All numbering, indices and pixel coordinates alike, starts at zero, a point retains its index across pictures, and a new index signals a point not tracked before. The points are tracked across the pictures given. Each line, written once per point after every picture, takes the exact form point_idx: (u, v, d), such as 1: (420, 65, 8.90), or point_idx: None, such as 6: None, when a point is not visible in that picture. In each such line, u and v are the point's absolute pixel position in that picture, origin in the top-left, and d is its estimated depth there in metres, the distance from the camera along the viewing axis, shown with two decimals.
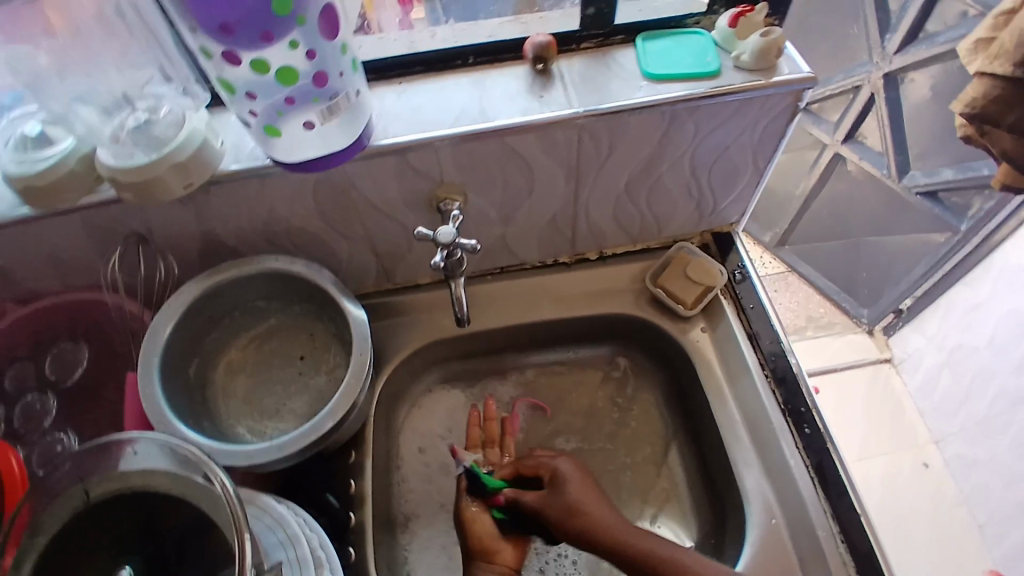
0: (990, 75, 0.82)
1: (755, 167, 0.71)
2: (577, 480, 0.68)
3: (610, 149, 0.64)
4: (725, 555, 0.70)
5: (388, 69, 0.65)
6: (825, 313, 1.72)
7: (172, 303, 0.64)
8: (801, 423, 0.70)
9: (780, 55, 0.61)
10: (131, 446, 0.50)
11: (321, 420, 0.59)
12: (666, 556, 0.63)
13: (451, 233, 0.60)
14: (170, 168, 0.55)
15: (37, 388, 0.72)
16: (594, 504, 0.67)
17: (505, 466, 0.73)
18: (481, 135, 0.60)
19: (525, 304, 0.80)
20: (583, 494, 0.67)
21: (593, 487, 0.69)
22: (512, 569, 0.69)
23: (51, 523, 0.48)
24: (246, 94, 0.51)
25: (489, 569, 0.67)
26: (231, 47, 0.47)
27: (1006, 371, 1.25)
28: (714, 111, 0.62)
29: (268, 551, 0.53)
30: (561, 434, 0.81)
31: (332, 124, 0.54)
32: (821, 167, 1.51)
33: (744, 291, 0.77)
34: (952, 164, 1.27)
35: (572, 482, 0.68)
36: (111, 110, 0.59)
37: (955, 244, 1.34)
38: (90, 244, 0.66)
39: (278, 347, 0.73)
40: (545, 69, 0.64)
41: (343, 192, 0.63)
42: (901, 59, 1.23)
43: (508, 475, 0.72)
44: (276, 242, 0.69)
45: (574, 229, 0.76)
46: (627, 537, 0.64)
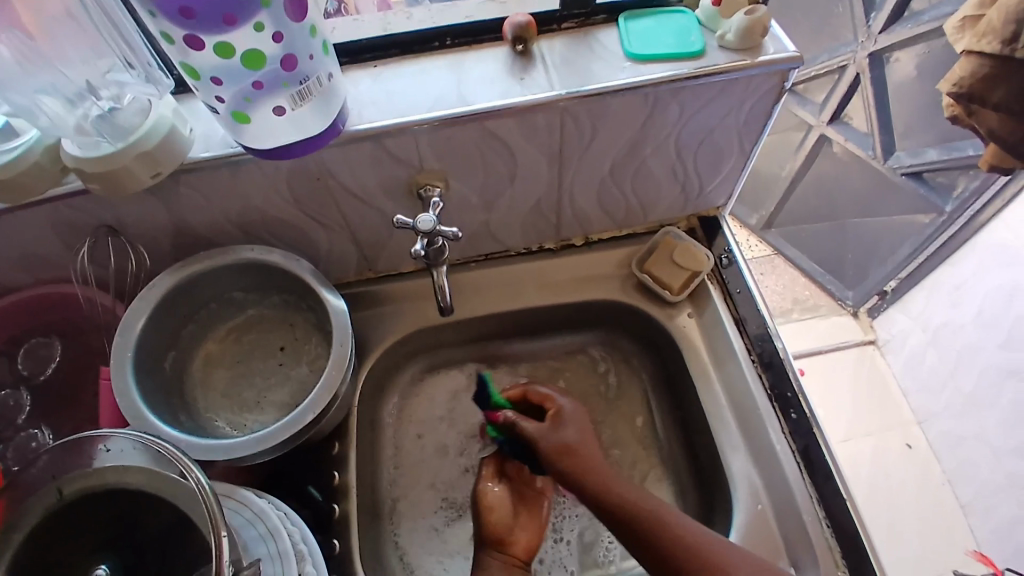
0: (977, 53, 0.81)
1: (741, 149, 0.70)
2: (576, 420, 0.66)
3: (593, 133, 0.63)
4: None
5: (362, 52, 0.63)
6: (811, 295, 1.73)
7: (144, 296, 0.62)
8: (787, 409, 0.69)
9: (765, 33, 0.60)
10: (104, 444, 0.49)
11: (301, 413, 0.58)
12: (648, 507, 0.59)
13: (431, 221, 0.59)
14: (137, 157, 0.53)
15: (9, 385, 0.71)
16: (594, 452, 0.64)
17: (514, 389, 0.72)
18: (460, 119, 0.58)
19: (510, 291, 0.79)
20: (586, 439, 0.65)
21: (592, 432, 0.66)
22: (521, 561, 0.67)
23: (27, 522, 0.47)
24: (212, 81, 0.49)
25: (497, 556, 0.66)
26: (193, 30, 0.45)
27: (990, 349, 1.26)
28: (698, 92, 0.61)
29: (248, 547, 0.52)
30: None
31: (304, 109, 0.52)
32: (807, 149, 1.51)
33: (730, 276, 0.77)
34: (935, 144, 1.27)
35: (571, 420, 0.66)
36: (76, 101, 0.55)
37: (938, 227, 1.35)
38: (57, 237, 0.63)
39: (258, 339, 0.71)
40: (525, 50, 0.62)
41: (319, 179, 0.61)
42: (887, 38, 1.22)
43: (513, 396, 0.70)
44: (251, 233, 0.68)
45: (558, 214, 0.74)
46: (615, 481, 0.61)
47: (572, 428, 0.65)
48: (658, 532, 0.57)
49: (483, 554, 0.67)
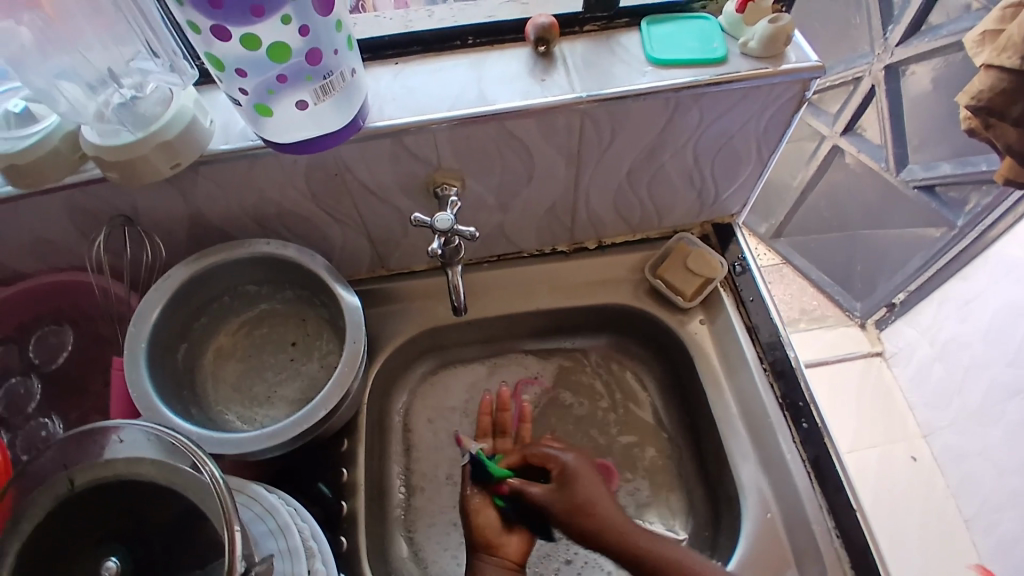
0: (998, 66, 0.81)
1: (759, 157, 0.70)
2: (586, 474, 0.68)
3: (612, 137, 0.63)
4: (720, 547, 0.70)
5: (384, 48, 0.63)
6: (819, 305, 1.72)
7: (160, 286, 0.62)
8: (799, 419, 0.69)
9: (788, 42, 0.60)
10: (117, 434, 0.49)
11: (313, 409, 0.58)
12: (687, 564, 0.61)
13: (450, 219, 0.59)
14: (156, 146, 0.53)
15: (20, 371, 0.71)
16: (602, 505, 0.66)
17: (510, 453, 0.72)
18: (481, 118, 0.58)
19: (522, 293, 0.79)
20: (596, 493, 0.66)
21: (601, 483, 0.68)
22: (516, 564, 0.67)
23: (34, 513, 0.47)
24: (236, 72, 0.49)
25: (491, 562, 0.66)
26: (220, 21, 0.45)
27: (998, 366, 1.25)
28: (719, 99, 0.60)
29: (258, 541, 0.52)
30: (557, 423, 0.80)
31: (326, 103, 0.52)
32: (819, 159, 1.50)
33: (743, 283, 0.76)
34: (948, 159, 1.26)
35: (581, 476, 0.67)
36: (96, 87, 0.55)
37: (950, 240, 1.34)
38: (73, 225, 0.64)
39: (269, 333, 0.71)
40: (547, 51, 0.62)
41: (337, 174, 0.61)
42: (904, 50, 1.22)
43: (514, 463, 0.70)
44: (267, 226, 0.68)
45: (573, 217, 0.74)
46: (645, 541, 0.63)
47: (581, 489, 0.66)
48: None
49: (476, 559, 0.67)
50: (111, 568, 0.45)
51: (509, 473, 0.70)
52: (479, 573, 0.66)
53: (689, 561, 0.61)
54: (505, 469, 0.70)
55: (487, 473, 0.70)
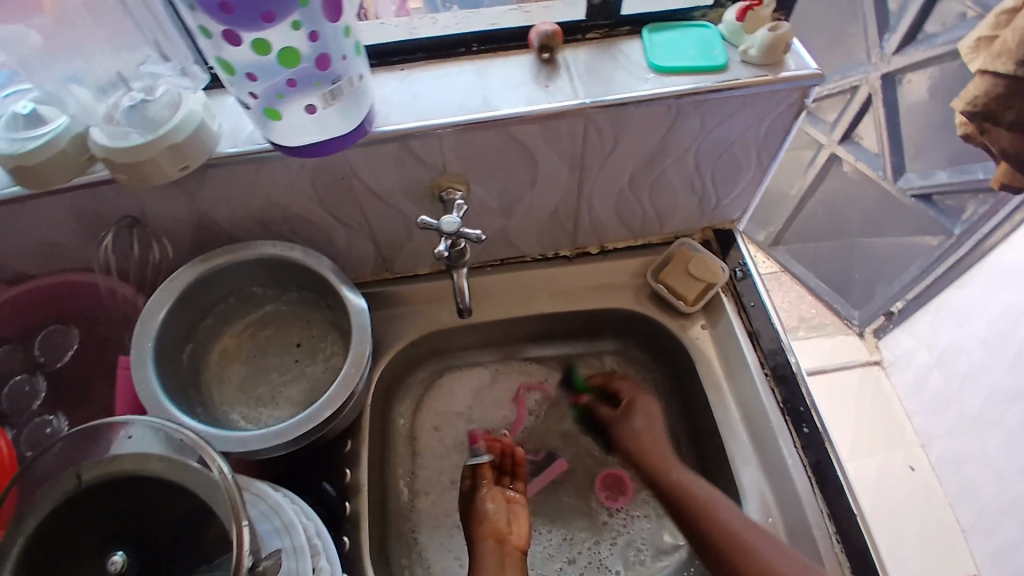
0: (992, 73, 0.83)
1: (758, 163, 0.71)
2: (649, 417, 0.76)
3: (615, 142, 0.64)
4: None
5: (391, 54, 0.64)
6: (817, 313, 1.73)
7: (166, 287, 0.62)
8: (800, 423, 0.70)
9: (788, 50, 0.61)
10: (125, 431, 0.49)
11: (318, 410, 0.58)
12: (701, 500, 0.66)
13: (456, 222, 0.59)
14: (166, 148, 0.54)
15: (25, 371, 0.71)
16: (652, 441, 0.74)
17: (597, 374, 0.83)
18: (486, 123, 0.59)
19: (525, 297, 0.80)
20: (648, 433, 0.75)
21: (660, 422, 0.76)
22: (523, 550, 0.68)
23: (41, 508, 0.47)
24: (247, 76, 0.50)
25: (503, 547, 0.67)
26: (231, 26, 0.45)
27: (996, 373, 1.26)
28: (720, 105, 0.62)
29: (264, 539, 0.52)
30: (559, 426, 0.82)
31: (333, 108, 0.53)
32: (817, 168, 1.52)
33: (744, 288, 0.77)
34: (945, 166, 1.28)
35: (640, 411, 0.77)
36: (106, 90, 0.57)
37: (946, 249, 1.36)
38: (81, 226, 0.64)
39: (274, 335, 0.72)
40: (551, 58, 0.63)
41: (343, 178, 0.62)
42: (900, 60, 1.24)
43: (596, 383, 0.82)
44: (273, 229, 0.68)
45: (575, 222, 0.75)
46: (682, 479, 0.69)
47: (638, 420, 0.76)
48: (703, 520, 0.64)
49: (482, 548, 0.67)
50: (116, 562, 0.47)
51: (588, 389, 0.83)
52: (486, 560, 0.66)
53: (708, 499, 0.66)
54: (586, 384, 0.83)
55: (572, 384, 0.83)
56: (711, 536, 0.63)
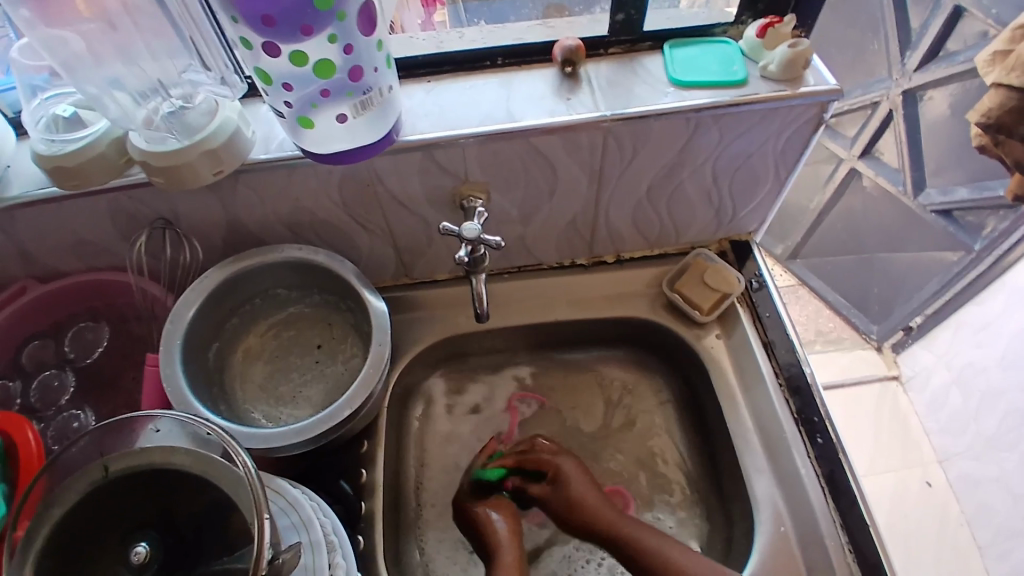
0: (1006, 86, 0.83)
1: (776, 176, 0.72)
2: (577, 477, 0.73)
3: (634, 153, 0.65)
4: (733, 561, 0.70)
5: (417, 66, 0.66)
6: (835, 328, 1.72)
7: (196, 287, 0.65)
8: (813, 433, 0.70)
9: (807, 66, 0.62)
10: (154, 424, 0.52)
11: (339, 408, 0.60)
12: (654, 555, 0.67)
13: (476, 229, 0.61)
14: (203, 154, 0.56)
15: (55, 365, 0.73)
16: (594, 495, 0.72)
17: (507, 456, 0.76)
18: (508, 134, 0.60)
19: (542, 304, 0.81)
20: (591, 493, 0.72)
21: (589, 479, 0.74)
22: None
23: (67, 498, 0.48)
24: (282, 86, 0.52)
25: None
26: (272, 38, 0.48)
27: (1013, 392, 1.25)
28: (739, 119, 0.62)
29: (282, 534, 0.54)
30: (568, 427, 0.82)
31: (362, 118, 0.55)
32: (836, 181, 1.52)
33: (759, 299, 0.78)
34: (965, 183, 1.27)
35: (572, 478, 0.73)
36: (145, 95, 0.59)
37: (967, 264, 1.34)
38: (116, 226, 0.67)
39: (296, 336, 0.74)
40: (573, 72, 0.65)
41: (368, 185, 0.64)
42: (921, 77, 1.24)
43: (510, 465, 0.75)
44: (299, 233, 0.70)
45: (593, 231, 0.76)
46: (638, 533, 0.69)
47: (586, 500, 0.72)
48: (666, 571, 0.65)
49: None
50: (141, 553, 0.48)
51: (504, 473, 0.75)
52: None
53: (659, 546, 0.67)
54: (498, 470, 0.75)
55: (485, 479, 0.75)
56: None
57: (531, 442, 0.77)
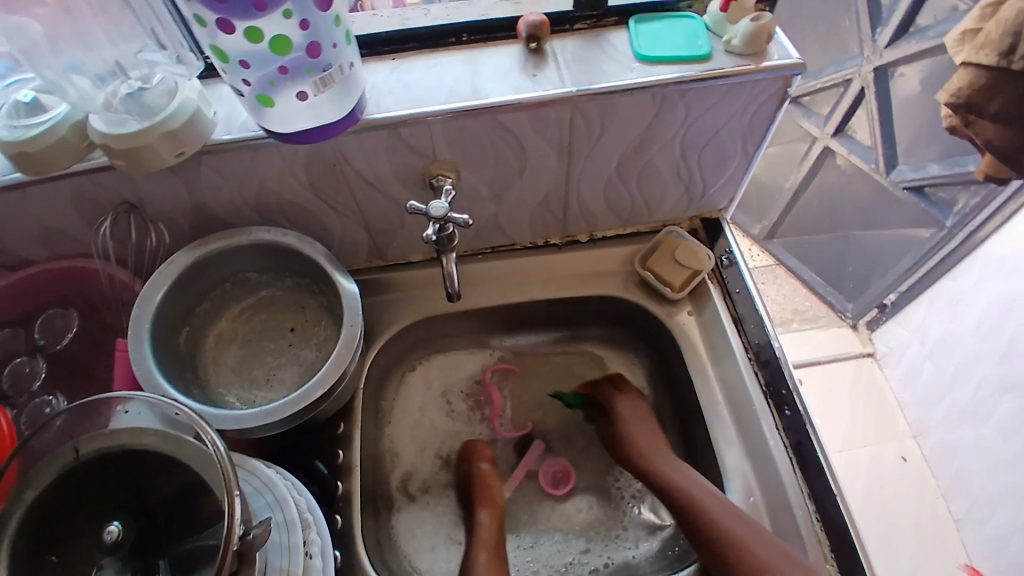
0: (976, 64, 0.84)
1: (744, 152, 0.72)
2: (632, 420, 0.77)
3: (602, 129, 0.65)
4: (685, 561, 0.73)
5: (382, 44, 0.65)
6: (812, 306, 1.75)
7: (163, 271, 0.64)
8: (781, 406, 0.71)
9: (770, 40, 0.62)
10: (123, 406, 0.51)
11: (311, 389, 0.60)
12: (690, 497, 0.68)
13: (444, 207, 0.60)
14: (162, 136, 0.56)
15: (26, 353, 0.73)
16: (643, 438, 0.76)
17: (585, 384, 0.84)
18: (475, 111, 0.60)
19: (515, 284, 0.82)
20: (639, 435, 0.76)
21: (647, 425, 0.77)
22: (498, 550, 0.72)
23: (40, 480, 0.48)
24: (240, 64, 0.51)
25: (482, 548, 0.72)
26: (226, 15, 0.47)
27: (986, 364, 1.28)
28: (705, 94, 0.63)
29: (255, 513, 0.54)
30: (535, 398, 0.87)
31: (325, 96, 0.54)
32: (811, 160, 1.54)
33: (730, 275, 0.79)
34: (937, 159, 1.29)
35: (630, 422, 0.77)
36: (105, 78, 0.58)
37: (939, 241, 1.37)
38: (80, 211, 0.66)
39: (268, 319, 0.73)
40: (538, 47, 0.64)
41: (336, 165, 0.63)
42: (892, 53, 1.25)
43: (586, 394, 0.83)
44: (268, 215, 0.70)
45: (565, 210, 0.77)
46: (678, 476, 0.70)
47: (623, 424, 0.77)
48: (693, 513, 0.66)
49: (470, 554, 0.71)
50: (113, 532, 0.48)
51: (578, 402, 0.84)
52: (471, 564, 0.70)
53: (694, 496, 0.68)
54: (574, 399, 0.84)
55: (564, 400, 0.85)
56: (709, 535, 0.64)
57: (610, 377, 0.83)
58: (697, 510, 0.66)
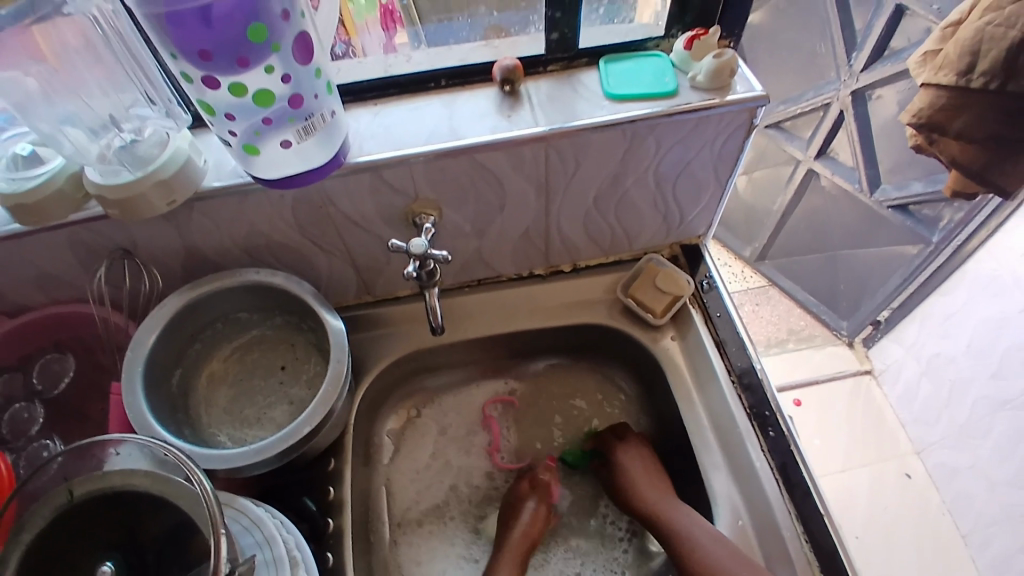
0: (935, 85, 0.87)
1: (718, 181, 0.75)
2: (636, 469, 0.77)
3: (577, 164, 0.67)
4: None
5: (364, 91, 0.68)
6: (807, 325, 1.76)
7: (156, 315, 0.66)
8: (766, 427, 0.72)
9: (734, 74, 0.65)
10: (115, 448, 0.54)
11: (298, 426, 0.61)
12: (691, 538, 0.68)
13: (423, 244, 0.62)
14: (153, 185, 0.58)
15: (23, 398, 0.74)
16: (647, 486, 0.76)
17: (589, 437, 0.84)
18: (452, 152, 0.63)
19: (502, 315, 0.83)
20: (643, 483, 0.76)
21: (650, 473, 0.77)
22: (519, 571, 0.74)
23: (35, 522, 0.49)
24: (226, 116, 0.54)
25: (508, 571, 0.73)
26: (210, 71, 0.49)
27: (982, 379, 1.28)
28: (674, 128, 0.65)
29: (243, 551, 0.54)
30: (527, 428, 0.87)
31: (309, 142, 0.57)
32: (796, 183, 1.56)
33: (711, 300, 0.80)
34: (920, 178, 1.32)
35: (631, 472, 0.77)
36: (98, 131, 0.61)
37: (926, 257, 1.38)
38: (76, 258, 0.68)
39: (259, 358, 0.75)
40: (513, 90, 0.67)
41: (321, 208, 0.66)
42: (868, 76, 1.28)
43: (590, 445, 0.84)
44: (257, 256, 0.72)
45: (547, 241, 0.79)
46: (684, 521, 0.70)
47: (619, 452, 0.79)
48: (694, 553, 0.67)
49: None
50: None
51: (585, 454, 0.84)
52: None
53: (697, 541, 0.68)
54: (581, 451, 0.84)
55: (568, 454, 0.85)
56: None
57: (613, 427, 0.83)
58: (694, 552, 0.67)
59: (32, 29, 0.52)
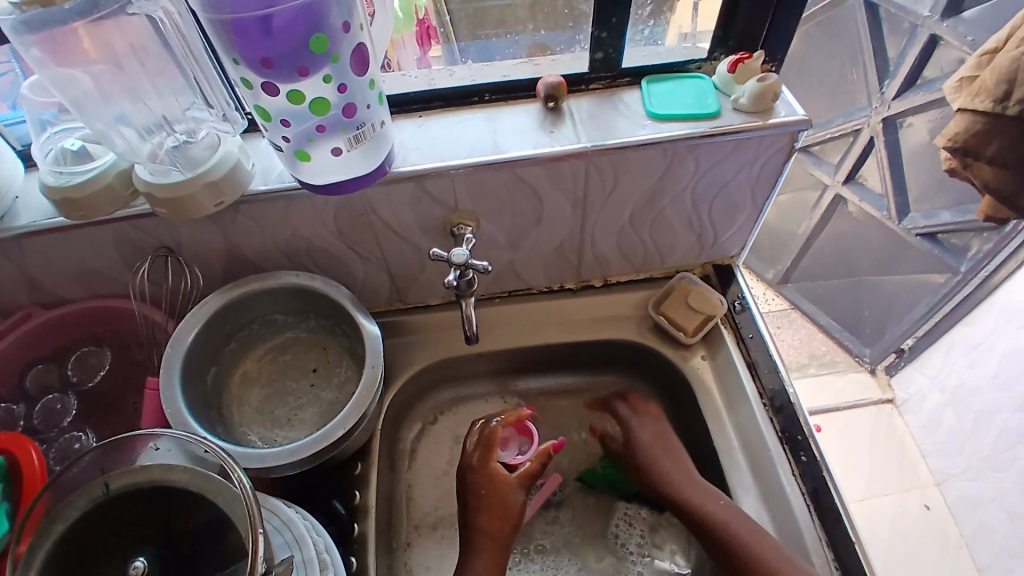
0: (972, 111, 0.87)
1: (753, 204, 0.75)
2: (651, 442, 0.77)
3: (616, 180, 0.68)
4: None
5: (409, 103, 0.70)
6: (828, 350, 1.74)
7: (196, 313, 0.67)
8: (798, 451, 0.71)
9: (776, 99, 0.65)
10: (152, 442, 0.54)
11: (332, 429, 0.61)
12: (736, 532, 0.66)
13: (465, 254, 0.63)
14: (204, 186, 0.59)
15: (57, 389, 0.75)
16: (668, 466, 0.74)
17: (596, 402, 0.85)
18: (494, 165, 0.64)
19: (531, 327, 0.84)
20: (660, 458, 0.75)
21: (661, 445, 0.77)
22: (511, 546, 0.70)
23: (68, 514, 0.50)
24: (280, 122, 0.55)
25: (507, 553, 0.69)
26: (270, 78, 0.51)
27: (1005, 411, 1.25)
28: (715, 149, 0.66)
29: (275, 551, 0.55)
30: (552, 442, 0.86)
31: (357, 150, 0.58)
32: (823, 208, 1.56)
33: (743, 321, 0.80)
34: (949, 207, 1.31)
35: (644, 443, 0.77)
36: (151, 130, 0.62)
37: (953, 287, 1.36)
38: (120, 254, 0.69)
39: (292, 360, 0.76)
40: (556, 106, 0.68)
41: (363, 215, 0.67)
42: (900, 103, 1.28)
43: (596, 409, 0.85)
44: (296, 260, 0.73)
45: (580, 256, 0.79)
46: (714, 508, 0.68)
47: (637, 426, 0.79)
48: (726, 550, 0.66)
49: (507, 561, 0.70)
50: (139, 567, 0.49)
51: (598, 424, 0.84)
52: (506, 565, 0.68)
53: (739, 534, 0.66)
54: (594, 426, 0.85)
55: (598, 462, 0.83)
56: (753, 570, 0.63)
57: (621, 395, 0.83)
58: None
59: (79, 31, 0.53)
